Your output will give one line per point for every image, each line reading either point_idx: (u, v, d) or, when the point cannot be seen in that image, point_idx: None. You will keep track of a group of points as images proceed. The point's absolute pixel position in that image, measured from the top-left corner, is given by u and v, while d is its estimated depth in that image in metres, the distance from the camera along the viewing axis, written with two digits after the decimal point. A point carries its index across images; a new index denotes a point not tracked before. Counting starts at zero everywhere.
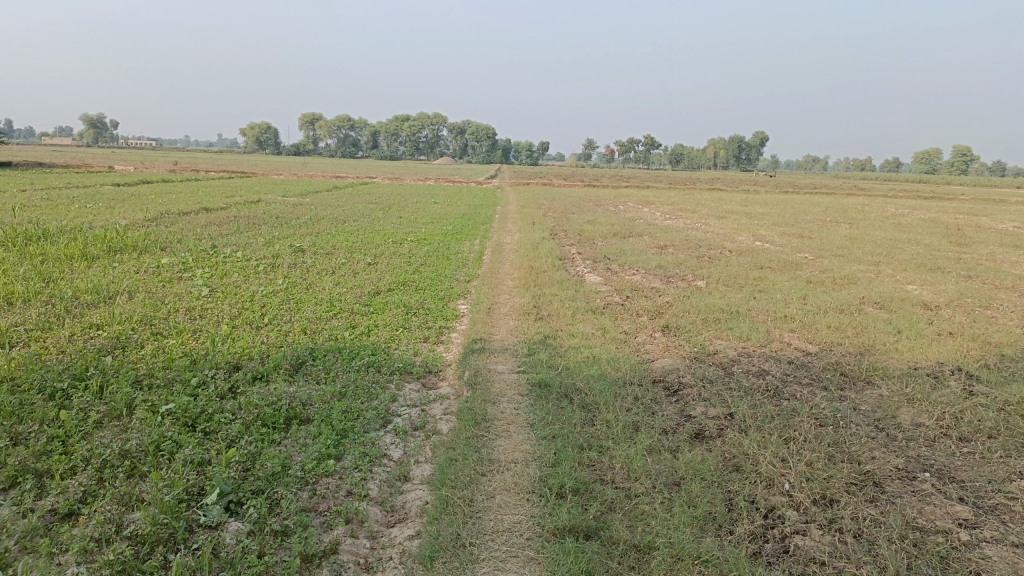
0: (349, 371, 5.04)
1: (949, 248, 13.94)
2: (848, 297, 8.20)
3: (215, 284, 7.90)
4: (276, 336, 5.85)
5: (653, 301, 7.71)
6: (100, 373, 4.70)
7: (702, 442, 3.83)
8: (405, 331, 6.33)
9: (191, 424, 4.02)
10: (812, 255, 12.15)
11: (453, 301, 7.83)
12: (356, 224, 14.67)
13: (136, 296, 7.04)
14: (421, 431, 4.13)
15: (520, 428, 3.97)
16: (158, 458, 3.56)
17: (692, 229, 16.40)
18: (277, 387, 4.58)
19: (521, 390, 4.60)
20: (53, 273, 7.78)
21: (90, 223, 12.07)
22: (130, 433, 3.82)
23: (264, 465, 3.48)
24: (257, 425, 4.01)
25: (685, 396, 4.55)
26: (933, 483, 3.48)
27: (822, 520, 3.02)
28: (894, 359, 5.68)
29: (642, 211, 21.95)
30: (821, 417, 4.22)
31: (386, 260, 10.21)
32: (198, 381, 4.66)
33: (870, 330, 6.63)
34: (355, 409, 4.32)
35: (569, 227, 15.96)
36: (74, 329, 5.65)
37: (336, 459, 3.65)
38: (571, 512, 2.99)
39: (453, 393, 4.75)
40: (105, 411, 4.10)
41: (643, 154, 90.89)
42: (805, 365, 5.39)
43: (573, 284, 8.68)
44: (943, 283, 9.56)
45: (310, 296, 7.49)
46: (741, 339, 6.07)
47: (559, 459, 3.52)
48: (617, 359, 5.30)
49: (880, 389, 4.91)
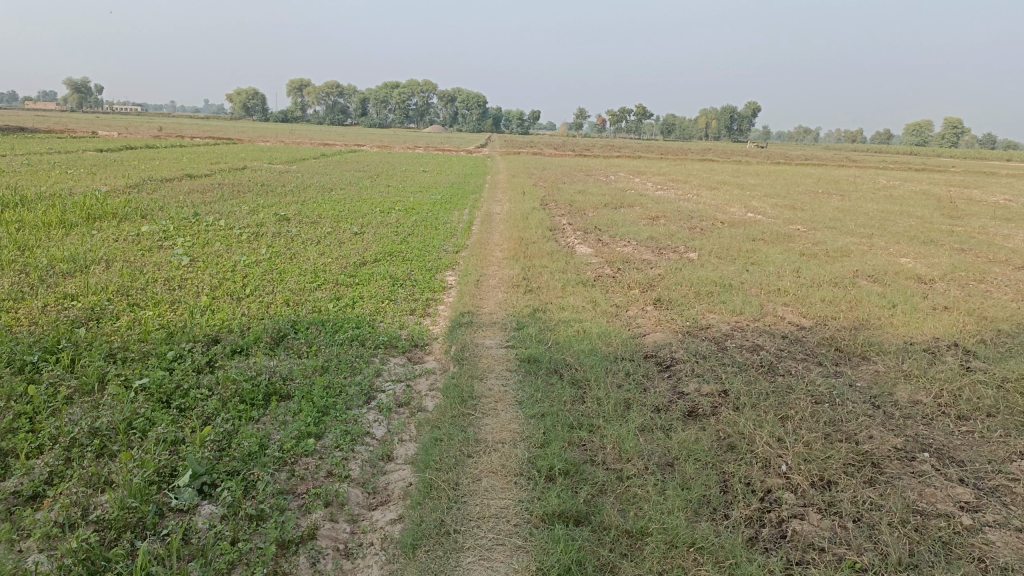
0: (332, 345, 4.89)
1: (942, 221, 13.81)
2: (841, 270, 8.08)
3: (196, 253, 7.70)
4: (258, 307, 5.67)
5: (644, 273, 7.56)
6: (73, 347, 4.52)
7: (696, 421, 3.70)
8: (391, 304, 6.17)
9: (166, 400, 3.86)
10: (805, 227, 12.01)
11: (441, 273, 7.66)
12: (343, 193, 14.41)
13: (114, 266, 6.84)
14: (406, 407, 3.99)
15: (508, 406, 3.83)
16: (130, 437, 3.41)
17: (684, 201, 16.18)
18: (257, 362, 4.42)
19: (509, 366, 4.45)
20: (30, 241, 7.55)
21: (70, 189, 11.79)
22: (101, 410, 3.66)
23: (241, 444, 3.34)
24: (235, 401, 3.86)
25: (677, 372, 4.43)
26: (932, 463, 3.38)
27: (820, 504, 2.91)
28: (890, 334, 5.58)
29: (633, 182, 21.77)
30: (817, 395, 4.10)
31: (373, 230, 10.01)
32: (174, 355, 4.49)
33: (864, 303, 6.52)
34: (337, 384, 4.18)
35: (559, 197, 15.76)
36: (47, 300, 5.46)
37: (316, 438, 3.51)
38: (560, 497, 2.86)
39: (439, 368, 4.61)
40: (75, 387, 3.94)
41: (635, 124, 90.55)
42: (799, 340, 5.27)
43: (563, 256, 8.53)
44: (937, 256, 9.46)
45: (294, 267, 7.29)
46: (734, 313, 5.95)
47: (548, 439, 3.38)
48: (608, 333, 5.16)
49: (876, 365, 4.80)
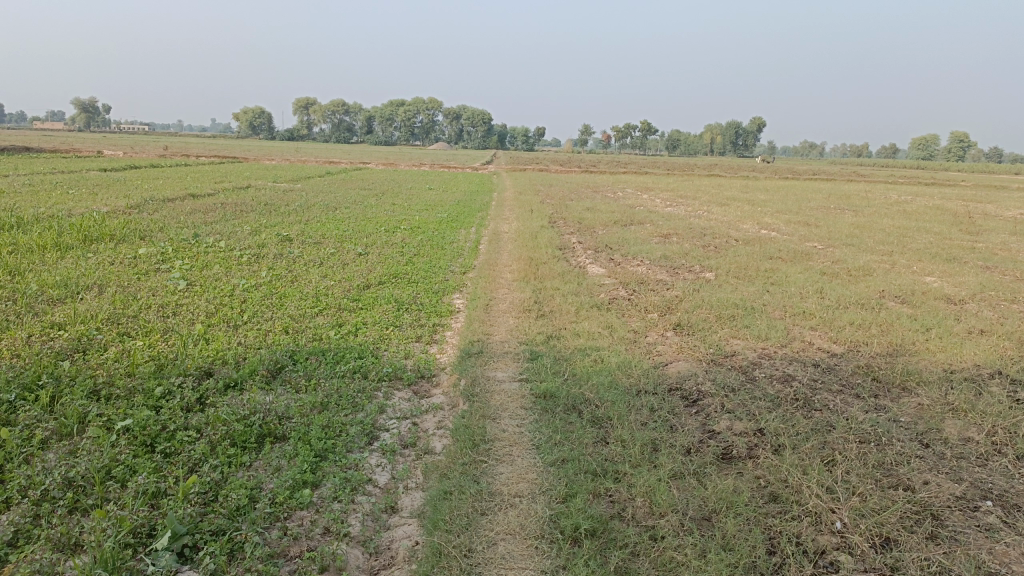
0: (332, 378, 4.56)
1: (961, 237, 13.44)
2: (866, 291, 7.73)
3: (193, 276, 7.42)
4: (255, 336, 5.36)
5: (661, 295, 7.24)
6: (54, 383, 4.19)
7: (732, 465, 3.36)
8: (395, 330, 5.86)
9: (150, 444, 3.53)
10: (822, 244, 11.67)
11: (448, 296, 7.36)
12: (347, 211, 14.18)
13: (106, 291, 6.55)
14: (412, 449, 3.66)
15: (525, 451, 3.49)
16: (108, 488, 3.08)
17: (695, 217, 15.83)
18: (251, 399, 4.09)
19: (524, 403, 4.10)
20: (23, 265, 7.29)
21: (69, 210, 11.56)
22: (78, 457, 3.33)
23: (229, 497, 3.02)
24: (225, 444, 3.53)
25: (707, 407, 4.08)
26: (998, 514, 3.02)
27: (884, 569, 2.56)
28: (928, 361, 5.22)
29: (642, 198, 21.53)
30: (861, 433, 3.75)
31: (377, 250, 9.72)
32: (162, 392, 4.17)
33: (895, 326, 6.17)
34: (337, 423, 3.84)
35: (568, 215, 15.48)
36: (32, 330, 5.15)
37: (313, 487, 3.19)
38: (588, 567, 2.52)
39: (447, 404, 4.27)
40: (53, 429, 3.61)
41: (641, 140, 90.61)
42: (833, 369, 4.92)
43: (575, 277, 8.21)
44: (963, 274, 9.10)
45: (295, 290, 6.99)
46: (759, 338, 5.60)
47: (570, 492, 3.04)
48: (628, 363, 4.82)
49: (920, 397, 4.43)
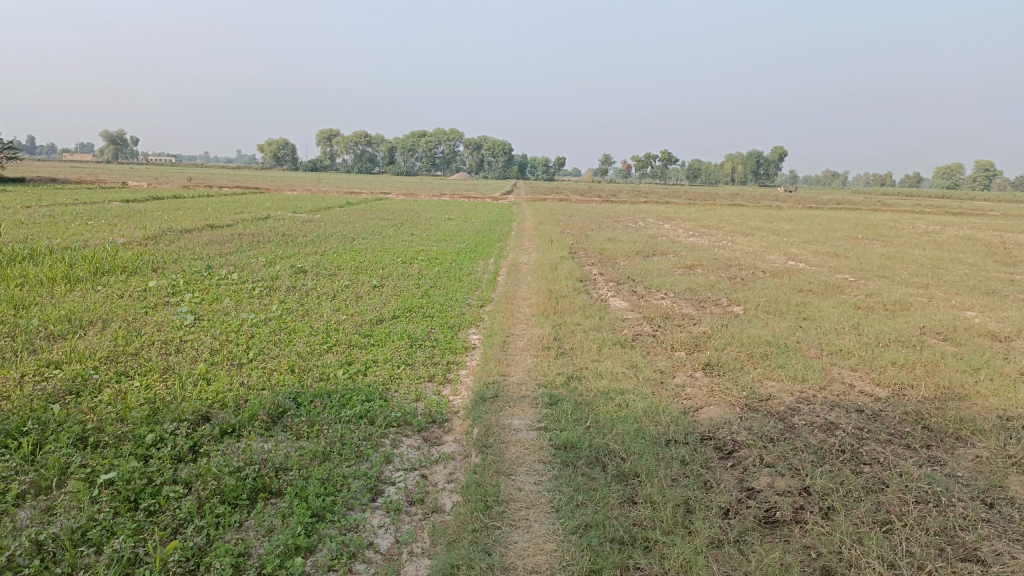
0: (337, 423, 4.24)
1: (998, 268, 12.89)
2: (905, 327, 7.29)
3: (201, 310, 7.17)
4: (259, 375, 5.07)
5: (688, 331, 6.87)
6: (40, 429, 3.90)
7: (777, 531, 3.00)
8: (407, 369, 5.54)
9: (134, 500, 3.22)
10: (853, 276, 11.25)
11: (463, 331, 7.04)
12: (365, 242, 13.97)
13: (110, 327, 6.30)
14: (420, 506, 3.33)
15: (542, 514, 3.14)
16: (82, 554, 2.77)
17: (719, 248, 15.45)
18: (247, 447, 3.78)
19: (543, 457, 3.75)
20: (28, 298, 7.08)
21: (85, 241, 11.42)
22: (53, 516, 3.02)
23: (211, 567, 2.69)
24: (214, 501, 3.22)
25: (743, 461, 3.71)
26: None
27: None
28: (980, 406, 4.81)
29: (664, 228, 21.24)
30: (917, 492, 3.37)
31: (393, 282, 9.44)
32: (153, 440, 3.86)
33: (941, 367, 5.75)
34: (337, 476, 3.51)
35: (589, 245, 15.17)
36: (26, 368, 4.89)
37: (307, 553, 2.86)
38: None
39: (460, 454, 3.94)
40: (31, 483, 3.31)
41: (661, 170, 90.41)
42: (878, 416, 4.52)
43: (597, 311, 7.87)
44: (1005, 309, 8.65)
45: (305, 325, 6.71)
46: (795, 380, 5.21)
47: (595, 567, 2.70)
48: (655, 408, 4.45)
49: (978, 449, 4.03)
